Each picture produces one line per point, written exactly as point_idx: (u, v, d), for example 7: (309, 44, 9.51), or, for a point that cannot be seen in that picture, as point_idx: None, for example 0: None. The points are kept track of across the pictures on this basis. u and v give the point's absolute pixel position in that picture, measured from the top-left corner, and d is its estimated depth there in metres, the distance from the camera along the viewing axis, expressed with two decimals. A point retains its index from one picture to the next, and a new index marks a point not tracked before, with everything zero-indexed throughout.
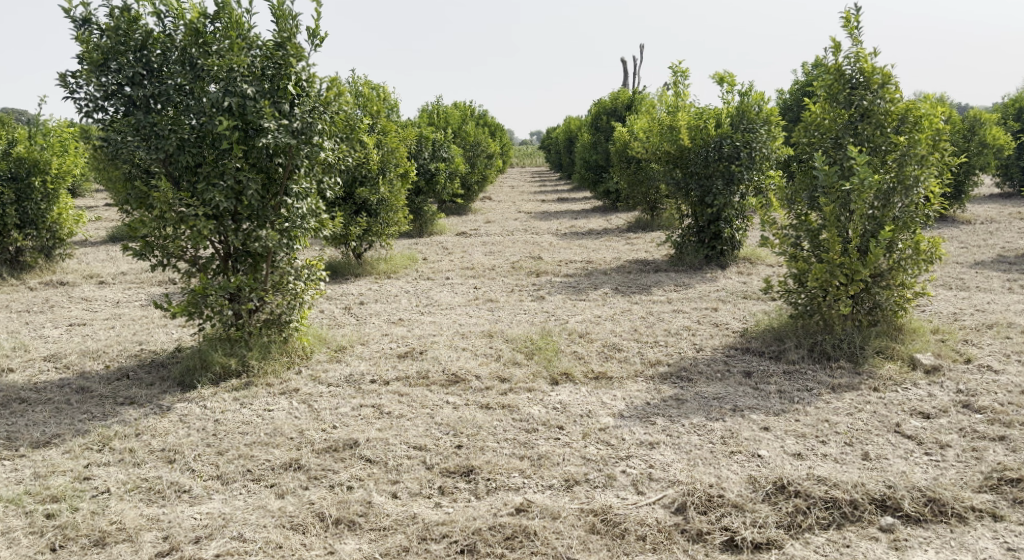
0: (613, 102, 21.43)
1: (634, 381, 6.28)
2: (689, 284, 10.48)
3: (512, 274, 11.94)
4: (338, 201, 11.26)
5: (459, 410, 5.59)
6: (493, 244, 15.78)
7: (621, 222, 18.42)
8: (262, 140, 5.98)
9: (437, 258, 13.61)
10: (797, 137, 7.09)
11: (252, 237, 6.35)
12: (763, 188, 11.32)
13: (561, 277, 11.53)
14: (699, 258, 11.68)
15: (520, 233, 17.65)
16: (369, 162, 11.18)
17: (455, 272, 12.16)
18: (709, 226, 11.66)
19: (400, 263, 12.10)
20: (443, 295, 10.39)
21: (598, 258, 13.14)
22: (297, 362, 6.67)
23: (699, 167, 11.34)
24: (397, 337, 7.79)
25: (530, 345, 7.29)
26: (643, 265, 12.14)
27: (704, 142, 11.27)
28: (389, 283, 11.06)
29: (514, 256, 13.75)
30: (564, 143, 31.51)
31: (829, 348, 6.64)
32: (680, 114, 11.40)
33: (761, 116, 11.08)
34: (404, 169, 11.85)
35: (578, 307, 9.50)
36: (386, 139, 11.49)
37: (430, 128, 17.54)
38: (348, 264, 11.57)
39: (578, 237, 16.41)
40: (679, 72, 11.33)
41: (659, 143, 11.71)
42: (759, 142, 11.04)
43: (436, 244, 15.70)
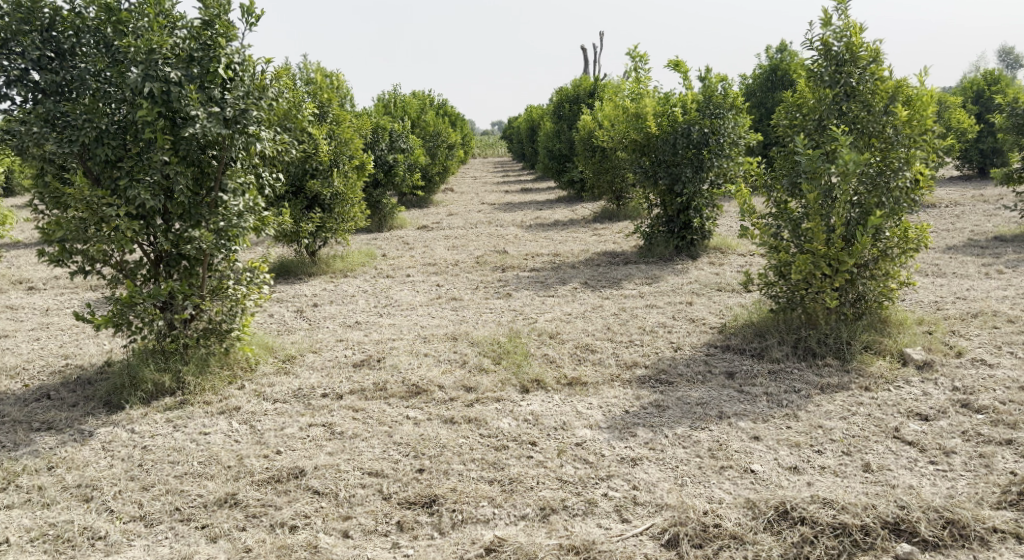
0: (574, 90, 21.02)
1: (611, 386, 5.81)
2: (661, 276, 10.04)
3: (476, 269, 11.41)
4: (288, 195, 10.61)
5: (421, 427, 5.12)
6: (455, 238, 15.23)
7: (586, 212, 18.00)
8: (189, 130, 5.52)
9: (398, 253, 13.03)
10: (780, 120, 6.71)
11: (184, 238, 5.85)
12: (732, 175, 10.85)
13: (528, 271, 11.05)
14: (669, 249, 11.26)
15: (484, 226, 17.11)
16: (320, 153, 10.55)
17: (416, 269, 11.61)
18: (679, 216, 11.25)
19: (358, 260, 11.56)
20: (403, 294, 9.83)
21: (565, 251, 12.69)
22: (240, 376, 6.14)
23: (666, 155, 10.84)
24: (353, 343, 7.23)
25: (497, 349, 6.78)
26: (612, 257, 11.69)
27: (671, 129, 10.78)
28: (345, 282, 10.52)
29: (479, 250, 13.23)
30: (525, 132, 30.99)
31: (814, 345, 6.21)
32: (644, 101, 10.89)
33: (727, 100, 10.63)
34: (359, 159, 11.24)
35: (546, 304, 9.01)
36: (338, 129, 10.92)
37: (387, 118, 16.89)
38: (301, 261, 10.97)
39: (543, 229, 15.94)
40: (639, 57, 10.86)
41: (625, 132, 11.24)
42: (727, 127, 10.56)
43: (397, 238, 15.11)
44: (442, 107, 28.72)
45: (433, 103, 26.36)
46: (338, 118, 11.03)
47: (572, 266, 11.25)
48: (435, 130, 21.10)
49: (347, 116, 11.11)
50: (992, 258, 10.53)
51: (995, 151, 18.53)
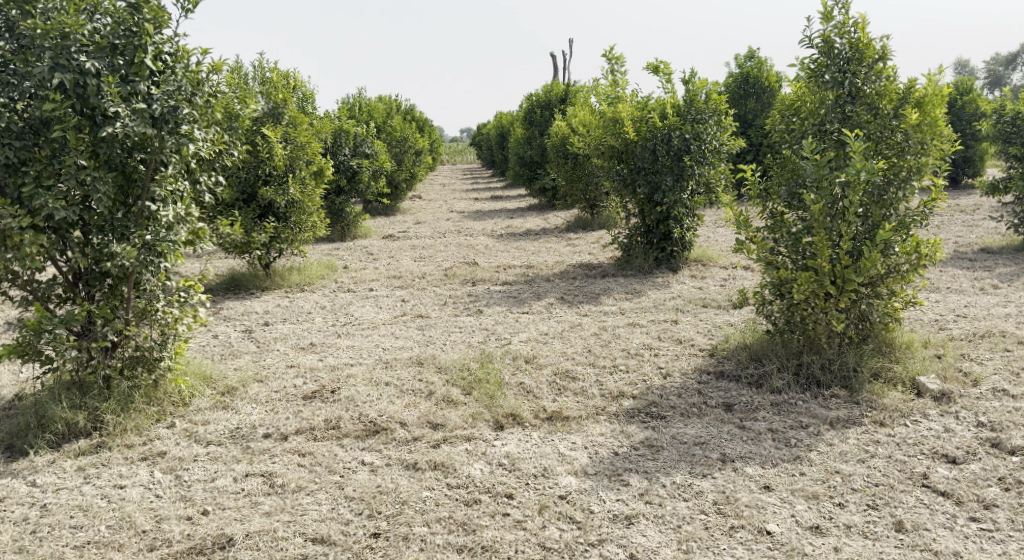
0: (545, 95, 20.46)
1: (596, 422, 5.14)
2: (641, 291, 9.42)
3: (444, 283, 10.71)
4: (239, 204, 9.82)
5: (377, 476, 4.43)
6: (422, 248, 14.51)
7: (559, 221, 17.35)
8: (110, 130, 4.81)
9: (360, 265, 12.27)
10: (773, 124, 6.13)
11: (105, 251, 5.16)
12: (714, 184, 10.29)
13: (499, 285, 10.36)
14: (648, 261, 10.63)
15: (453, 235, 16.40)
16: (274, 157, 9.77)
17: (379, 282, 10.87)
18: (658, 226, 10.62)
19: (316, 273, 10.93)
20: (364, 311, 9.07)
21: (539, 262, 12.04)
22: (169, 413, 5.46)
23: (645, 162, 10.21)
24: (304, 370, 6.47)
25: (467, 377, 6.08)
26: (588, 270, 11.05)
27: (652, 134, 10.16)
28: (303, 297, 9.82)
29: (447, 262, 12.50)
30: (495, 139, 30.36)
31: (818, 372, 5.52)
32: (623, 105, 10.25)
33: (710, 105, 10.06)
34: (318, 165, 10.50)
35: (519, 322, 8.34)
36: (295, 132, 10.17)
37: (350, 122, 16.13)
38: (254, 276, 10.30)
39: (515, 239, 15.26)
40: (617, 58, 10.26)
41: (601, 138, 10.60)
42: (709, 133, 9.99)
43: (360, 249, 14.35)
44: (410, 113, 27.97)
45: (400, 109, 25.59)
46: (295, 120, 10.28)
47: (546, 280, 10.59)
48: (402, 135, 20.37)
49: (305, 119, 10.38)
50: (985, 271, 9.99)
51: (967, 160, 18.25)
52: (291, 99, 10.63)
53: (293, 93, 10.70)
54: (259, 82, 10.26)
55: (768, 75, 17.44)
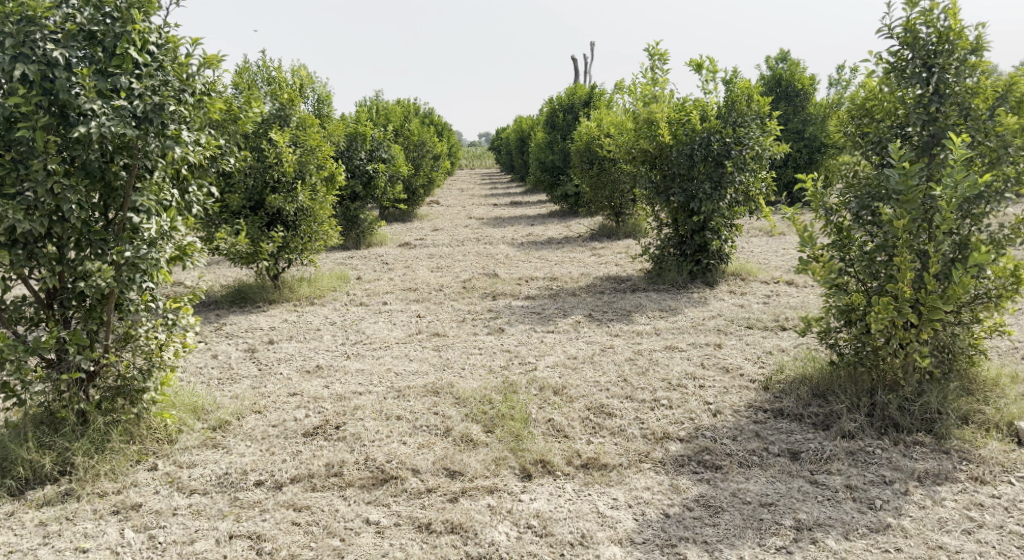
0: (568, 98, 19.71)
1: (640, 471, 4.42)
2: (676, 308, 8.71)
3: (462, 296, 10.04)
4: (246, 211, 9.20)
5: (388, 543, 3.80)
6: (439, 257, 13.84)
7: (582, 229, 16.65)
8: (80, 130, 4.17)
9: (374, 276, 11.63)
10: (839, 127, 5.42)
11: (81, 267, 4.54)
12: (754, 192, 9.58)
13: (521, 300, 9.68)
14: (682, 275, 9.92)
15: (471, 243, 15.73)
16: (283, 162, 9.15)
17: (394, 295, 10.23)
18: (694, 237, 9.87)
19: (327, 284, 10.30)
20: (376, 328, 8.40)
21: (563, 274, 11.35)
22: (152, 453, 4.80)
23: (681, 167, 9.51)
24: (308, 400, 5.80)
25: (489, 411, 5.38)
26: (616, 284, 10.34)
27: (690, 138, 9.47)
28: (312, 311, 9.20)
29: (466, 273, 11.84)
30: (514, 142, 29.66)
31: (895, 413, 4.80)
32: (658, 106, 9.55)
33: (752, 107, 9.37)
34: (331, 170, 9.87)
35: (545, 342, 7.63)
36: (305, 136, 9.54)
37: (367, 125, 15.47)
38: (261, 287, 9.71)
39: (537, 247, 14.57)
40: (655, 56, 9.58)
41: (632, 141, 9.92)
42: (752, 136, 9.27)
43: (375, 258, 13.73)
44: (427, 116, 27.31)
45: (417, 111, 24.93)
46: (306, 123, 9.65)
47: (572, 294, 9.88)
48: (420, 139, 19.74)
49: (317, 122, 9.75)
50: None
51: None
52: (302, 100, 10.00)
53: (305, 94, 10.07)
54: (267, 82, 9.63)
55: (801, 78, 16.61)
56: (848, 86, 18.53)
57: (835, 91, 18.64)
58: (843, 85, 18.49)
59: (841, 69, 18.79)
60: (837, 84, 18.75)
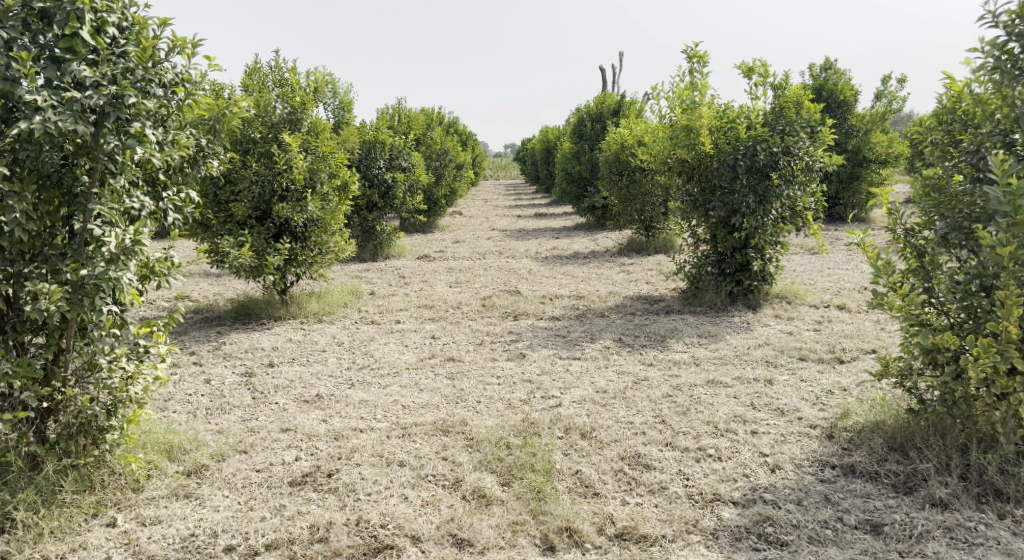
0: (597, 107, 18.95)
1: (687, 546, 3.77)
2: (716, 334, 7.93)
3: (482, 315, 9.33)
4: (251, 221, 8.56)
5: None
6: (459, 272, 13.14)
7: (610, 243, 15.92)
8: (20, 125, 3.58)
9: (389, 291, 10.97)
10: (919, 137, 4.73)
11: (31, 289, 3.91)
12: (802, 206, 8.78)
13: (546, 321, 8.96)
14: (720, 296, 9.15)
15: (494, 256, 15.03)
16: (292, 169, 8.50)
17: (410, 312, 9.57)
18: (734, 255, 9.08)
19: (338, 299, 9.63)
20: (387, 350, 7.72)
21: (590, 292, 10.62)
22: (112, 506, 4.11)
23: (723, 179, 8.71)
24: (301, 437, 5.12)
25: (507, 457, 4.64)
26: (649, 304, 9.58)
27: (733, 148, 8.68)
28: (320, 329, 8.53)
29: (487, 289, 11.15)
30: (540, 153, 28.97)
31: (998, 478, 4.12)
32: (699, 111, 8.78)
33: (802, 114, 8.61)
34: (344, 179, 9.21)
35: (572, 371, 6.90)
36: (316, 141, 8.89)
37: (387, 132, 14.85)
38: (267, 302, 9.07)
39: (563, 262, 13.85)
40: (694, 58, 8.82)
41: (666, 151, 9.11)
42: (801, 146, 8.50)
43: (392, 271, 13.08)
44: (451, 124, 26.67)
45: (441, 121, 24.29)
46: (319, 128, 9.02)
47: (600, 315, 9.13)
48: (443, 147, 19.12)
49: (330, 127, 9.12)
50: None
51: None
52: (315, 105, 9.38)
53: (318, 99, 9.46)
54: (277, 84, 9.01)
55: (842, 87, 16.01)
56: (894, 99, 17.63)
57: (878, 103, 17.76)
58: (887, 98, 17.60)
59: (885, 80, 17.95)
60: (881, 96, 17.89)
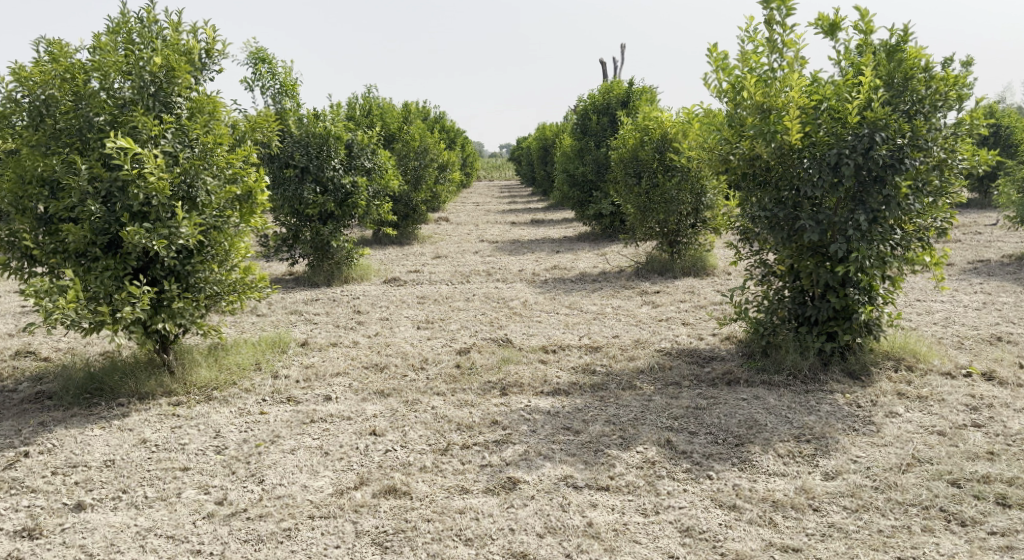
0: (603, 96, 15.83)
1: None
2: (822, 435, 4.97)
3: (454, 385, 6.32)
4: (93, 250, 5.69)
5: None
6: (433, 302, 10.17)
7: (623, 259, 12.96)
8: None
9: (332, 338, 7.98)
10: None
11: None
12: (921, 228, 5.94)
13: (546, 397, 6.00)
14: (806, 360, 6.19)
15: (479, 279, 12.03)
16: (150, 173, 5.58)
17: (352, 378, 6.58)
18: (827, 300, 6.12)
19: (244, 361, 6.65)
20: (290, 467, 4.73)
21: (608, 342, 7.63)
22: None
23: (809, 184, 5.71)
24: None
25: None
26: (698, 366, 6.60)
27: (832, 138, 5.70)
28: (201, 421, 5.56)
29: (465, 333, 8.17)
30: (536, 152, 26.06)
31: None
32: (778, 80, 5.75)
33: (931, 87, 5.63)
34: (246, 187, 6.30)
35: (597, 530, 3.94)
36: (195, 129, 6.02)
37: (346, 123, 11.77)
38: (130, 370, 6.12)
39: (566, 288, 10.88)
40: (771, 3, 5.90)
41: (723, 142, 6.12)
42: (931, 137, 5.57)
43: (346, 304, 10.13)
44: (436, 120, 23.67)
45: (424, 116, 21.31)
46: (207, 111, 6.12)
47: (628, 386, 6.15)
48: (421, 144, 16.08)
49: (227, 110, 6.23)
50: None
51: None
52: (204, 79, 6.44)
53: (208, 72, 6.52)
54: (142, 38, 5.93)
55: None
56: None
57: None
58: None
59: None
60: None
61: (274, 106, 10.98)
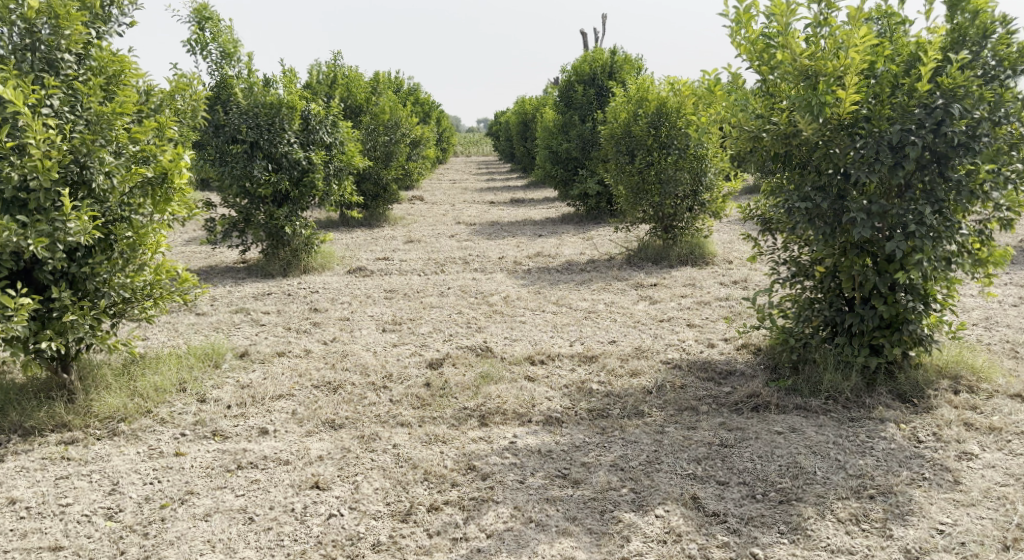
0: (588, 66, 14.61)
1: None
2: (888, 489, 3.89)
3: (420, 412, 5.19)
4: None
5: None
6: (401, 297, 9.01)
7: (612, 246, 11.84)
8: None
9: (279, 346, 6.80)
10: None
11: None
12: (992, 220, 4.84)
13: (533, 428, 4.88)
14: (848, 379, 5.09)
15: (454, 268, 10.86)
16: (31, 149, 4.44)
17: (297, 403, 5.41)
18: (875, 307, 5.01)
19: (165, 383, 5.50)
20: (202, 548, 3.66)
21: (603, 350, 6.50)
22: None
23: (861, 169, 4.57)
24: None
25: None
26: (715, 383, 5.48)
27: (892, 110, 4.56)
28: (97, 468, 4.42)
29: (436, 340, 7.03)
30: (515, 127, 24.79)
31: None
32: (821, 38, 4.60)
33: (1006, 48, 4.54)
34: (159, 169, 5.17)
35: None
36: (91, 94, 4.88)
37: (302, 93, 10.48)
38: (17, 401, 5.03)
39: (551, 280, 9.76)
40: None
41: (752, 116, 4.92)
42: (1010, 109, 4.49)
43: (302, 299, 8.94)
44: (408, 93, 22.29)
45: (395, 89, 19.95)
46: (109, 72, 5.06)
47: (634, 413, 5.03)
48: (391, 118, 14.79)
49: (136, 72, 5.20)
50: None
51: None
52: (104, 34, 5.32)
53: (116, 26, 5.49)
54: None
55: None
56: None
57: None
58: None
59: None
60: None
61: (218, 73, 9.67)
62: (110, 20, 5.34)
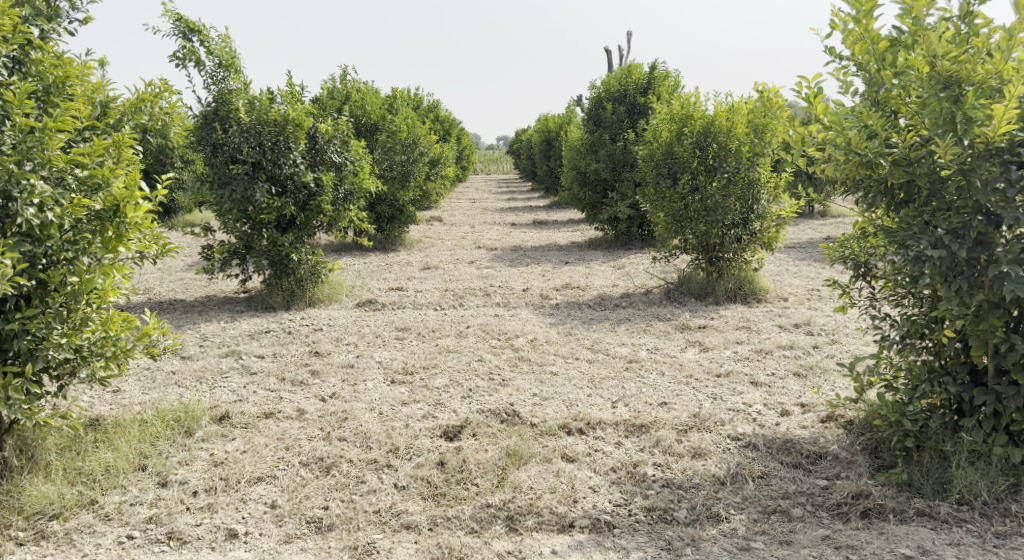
0: (619, 82, 13.58)
1: None
2: None
3: (433, 509, 4.10)
4: None
5: None
6: (414, 338, 7.93)
7: (649, 277, 10.72)
8: None
9: (268, 405, 5.74)
10: None
11: None
12: None
13: (576, 538, 3.79)
14: (984, 476, 3.95)
15: (474, 301, 9.79)
16: None
17: (278, 491, 4.36)
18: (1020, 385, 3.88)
19: (121, 460, 4.48)
20: None
21: (653, 416, 5.38)
22: None
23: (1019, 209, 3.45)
24: None
25: None
26: (804, 472, 4.35)
27: None
28: None
29: (453, 398, 5.94)
30: (539, 146, 23.73)
31: None
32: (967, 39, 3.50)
33: None
34: (110, 200, 4.12)
35: None
36: (17, 105, 3.85)
37: (309, 109, 9.51)
38: None
39: (583, 318, 8.65)
40: None
41: (866, 136, 3.79)
42: None
43: (303, 339, 7.90)
44: (428, 111, 21.34)
45: (413, 106, 19.00)
46: (50, 80, 4.14)
47: (706, 517, 3.93)
48: (408, 136, 13.78)
49: (85, 79, 4.21)
50: None
51: None
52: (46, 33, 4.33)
53: (66, 24, 4.53)
54: None
55: None
56: None
57: None
58: None
59: None
60: None
61: (215, 86, 8.71)
62: (58, 16, 4.38)
